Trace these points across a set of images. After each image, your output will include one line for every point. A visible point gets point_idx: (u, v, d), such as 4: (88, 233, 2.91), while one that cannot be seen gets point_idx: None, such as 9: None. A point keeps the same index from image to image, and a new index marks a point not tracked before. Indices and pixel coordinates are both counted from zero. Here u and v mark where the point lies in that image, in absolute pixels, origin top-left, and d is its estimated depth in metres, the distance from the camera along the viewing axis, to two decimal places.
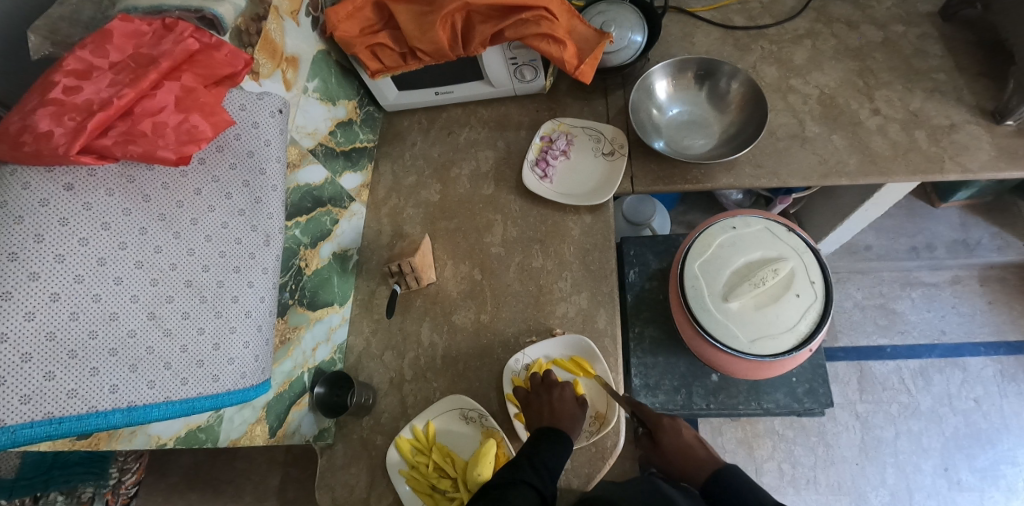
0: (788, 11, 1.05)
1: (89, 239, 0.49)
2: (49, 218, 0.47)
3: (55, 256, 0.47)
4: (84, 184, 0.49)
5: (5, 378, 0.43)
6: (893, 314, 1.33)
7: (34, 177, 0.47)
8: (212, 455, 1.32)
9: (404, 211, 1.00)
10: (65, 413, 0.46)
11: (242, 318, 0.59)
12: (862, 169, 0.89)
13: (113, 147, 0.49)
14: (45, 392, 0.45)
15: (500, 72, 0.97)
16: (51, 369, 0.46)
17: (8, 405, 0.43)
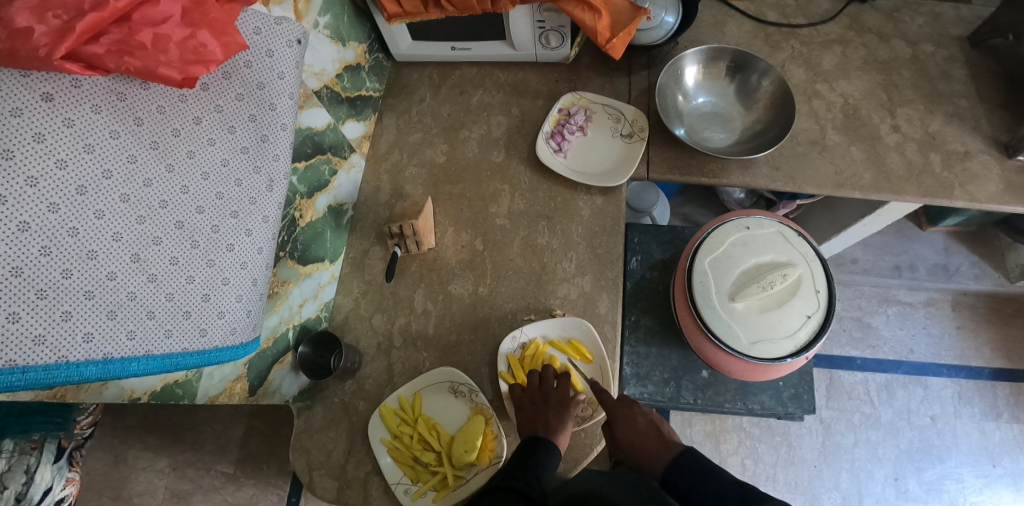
0: (821, 14, 1.02)
1: (68, 161, 0.41)
2: (20, 131, 0.39)
3: (27, 178, 0.39)
4: (66, 96, 0.41)
5: None
6: (867, 328, 1.36)
7: (3, 79, 0.39)
8: None
9: (406, 170, 0.94)
10: (30, 362, 0.39)
11: (237, 269, 0.53)
12: (876, 185, 0.89)
13: (106, 57, 0.41)
14: (7, 336, 0.38)
15: (525, 35, 0.91)
16: (15, 311, 0.38)
17: None
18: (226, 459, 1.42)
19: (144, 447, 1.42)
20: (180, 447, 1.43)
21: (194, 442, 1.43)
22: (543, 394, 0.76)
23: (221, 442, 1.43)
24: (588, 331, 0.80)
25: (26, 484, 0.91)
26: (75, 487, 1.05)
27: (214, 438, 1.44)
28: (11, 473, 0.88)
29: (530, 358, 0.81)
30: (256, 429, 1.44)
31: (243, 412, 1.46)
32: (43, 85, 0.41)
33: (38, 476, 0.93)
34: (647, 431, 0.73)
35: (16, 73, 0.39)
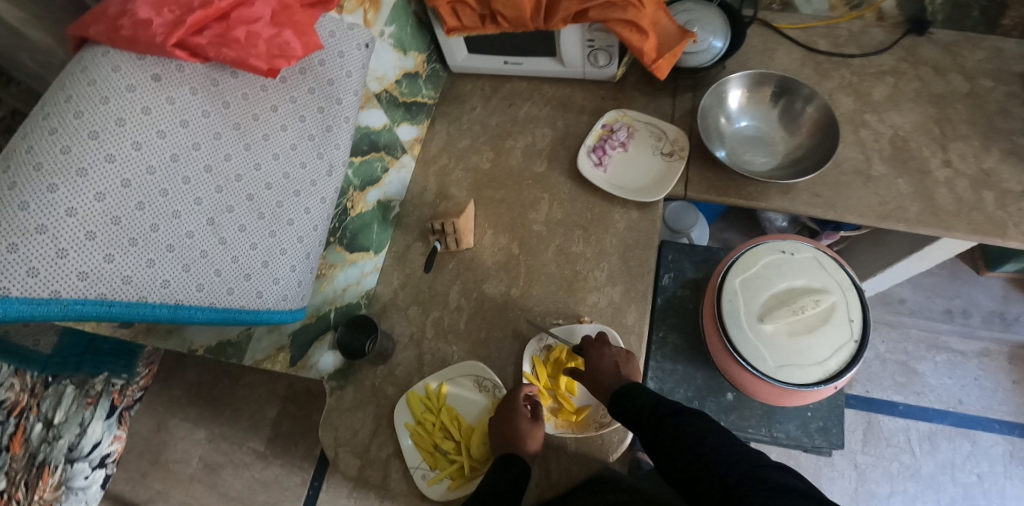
0: (877, 44, 1.01)
1: (166, 133, 0.47)
2: (132, 105, 0.46)
3: (133, 143, 0.45)
4: (171, 78, 0.48)
5: (69, 252, 0.42)
6: (912, 374, 1.30)
7: (125, 62, 0.46)
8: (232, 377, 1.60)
9: (452, 173, 0.99)
10: (116, 296, 0.45)
11: (293, 242, 0.58)
12: (921, 219, 0.87)
13: (207, 48, 0.48)
14: (102, 272, 0.44)
15: (574, 53, 0.96)
16: (110, 253, 0.44)
17: (66, 276, 0.42)
18: (259, 436, 1.54)
19: (185, 417, 1.58)
20: (218, 421, 1.57)
21: (230, 418, 1.57)
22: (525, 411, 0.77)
23: (254, 421, 1.56)
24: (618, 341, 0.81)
25: (78, 434, 1.20)
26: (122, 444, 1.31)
27: (249, 416, 1.56)
28: (66, 422, 1.19)
29: (555, 357, 0.83)
30: (288, 412, 1.55)
31: (278, 395, 1.57)
32: (154, 68, 0.47)
33: (90, 429, 1.22)
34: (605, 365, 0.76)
35: (135, 58, 0.47)
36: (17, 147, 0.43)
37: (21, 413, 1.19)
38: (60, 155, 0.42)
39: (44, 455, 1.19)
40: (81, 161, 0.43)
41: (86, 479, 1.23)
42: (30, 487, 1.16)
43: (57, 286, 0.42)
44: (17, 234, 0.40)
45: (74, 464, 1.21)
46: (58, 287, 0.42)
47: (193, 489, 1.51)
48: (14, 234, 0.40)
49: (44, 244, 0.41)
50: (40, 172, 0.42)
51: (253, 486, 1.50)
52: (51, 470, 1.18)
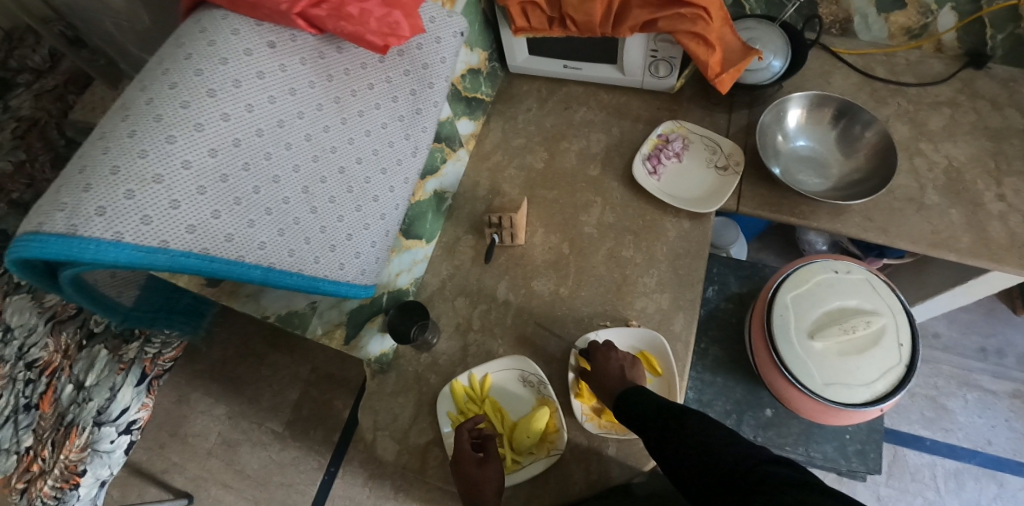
0: (934, 74, 1.02)
1: (276, 98, 0.46)
2: (248, 68, 0.45)
3: (246, 105, 0.45)
4: (284, 47, 0.48)
5: (180, 203, 0.41)
6: (942, 409, 1.29)
7: (243, 26, 0.47)
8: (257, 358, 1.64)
9: (505, 170, 1.01)
10: (218, 253, 0.43)
11: (377, 218, 0.56)
12: (973, 250, 0.87)
13: (325, 19, 0.48)
14: (208, 228, 0.42)
15: (636, 62, 0.97)
16: (217, 209, 0.43)
17: (174, 229, 0.41)
18: (279, 418, 1.57)
19: (208, 392, 1.62)
20: (239, 399, 1.60)
21: (251, 397, 1.60)
22: (471, 454, 0.76)
23: (275, 401, 1.59)
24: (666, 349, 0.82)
25: (109, 398, 1.24)
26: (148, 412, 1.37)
27: (271, 397, 1.59)
28: (98, 387, 1.23)
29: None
30: (310, 396, 1.58)
31: (301, 378, 1.60)
32: (269, 36, 0.47)
33: (120, 394, 1.26)
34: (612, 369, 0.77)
35: (253, 24, 0.47)
36: (138, 100, 0.43)
37: (54, 372, 1.24)
38: (179, 110, 0.42)
39: (73, 416, 1.23)
40: (197, 116, 0.42)
41: (112, 443, 1.27)
42: (59, 446, 1.20)
43: (165, 237, 0.40)
44: (135, 181, 0.39)
45: (101, 428, 1.24)
46: (167, 238, 0.41)
47: (210, 464, 1.54)
48: (132, 181, 0.39)
49: (157, 194, 0.40)
50: (160, 124, 0.41)
51: (269, 466, 1.52)
52: (78, 432, 1.21)
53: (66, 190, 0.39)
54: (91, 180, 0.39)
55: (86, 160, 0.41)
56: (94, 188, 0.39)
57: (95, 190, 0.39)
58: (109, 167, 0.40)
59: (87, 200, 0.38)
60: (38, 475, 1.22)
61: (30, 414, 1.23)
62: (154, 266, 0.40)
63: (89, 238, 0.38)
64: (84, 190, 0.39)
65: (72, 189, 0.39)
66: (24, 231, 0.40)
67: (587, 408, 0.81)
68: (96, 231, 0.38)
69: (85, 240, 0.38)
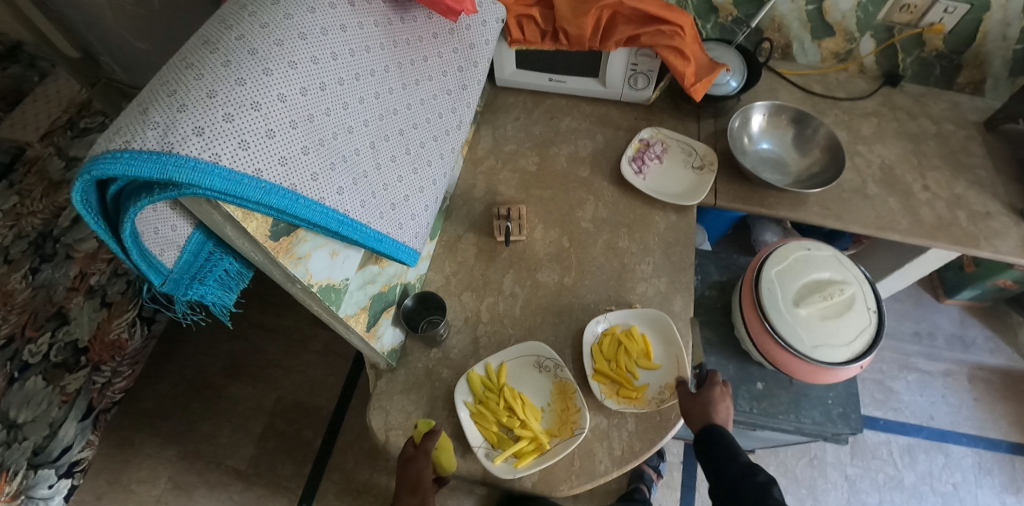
0: (860, 91, 1.20)
1: (355, 52, 0.49)
2: (333, 20, 0.48)
3: (332, 52, 0.47)
4: (360, 7, 0.51)
5: (275, 134, 0.41)
6: (889, 391, 1.43)
7: None
8: (219, 389, 1.53)
9: (499, 173, 1.05)
10: (304, 191, 0.43)
11: (429, 183, 0.59)
12: (911, 230, 1.02)
13: None
14: (297, 163, 0.43)
15: (617, 75, 1.07)
16: (305, 146, 0.44)
17: (268, 159, 0.41)
18: (240, 455, 1.45)
19: (153, 433, 1.47)
20: (193, 438, 1.47)
21: (208, 434, 1.47)
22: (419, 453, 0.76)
23: (236, 437, 1.47)
24: (670, 330, 0.87)
25: (48, 436, 1.14)
26: (92, 448, 1.29)
27: (230, 433, 1.47)
28: (35, 424, 1.12)
29: (612, 338, 0.87)
30: (275, 428, 1.48)
31: (266, 409, 1.50)
32: None
33: (61, 431, 1.17)
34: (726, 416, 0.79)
35: None
36: (224, 35, 0.43)
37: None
38: (273, 47, 0.43)
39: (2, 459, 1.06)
40: (290, 55, 0.44)
41: (50, 488, 1.18)
42: None
43: (259, 165, 0.40)
44: (233, 106, 0.39)
45: (39, 471, 1.15)
46: (260, 167, 0.40)
47: None
48: (230, 106, 0.39)
49: (254, 121, 0.40)
50: (255, 57, 0.42)
51: None
52: (9, 478, 1.07)
53: (156, 111, 0.38)
54: (186, 101, 0.39)
55: (174, 86, 0.40)
56: (189, 109, 0.38)
57: (190, 111, 0.38)
58: (205, 91, 0.39)
59: (183, 120, 0.38)
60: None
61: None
62: (246, 194, 0.39)
63: (187, 156, 0.37)
64: (178, 110, 0.38)
65: (163, 110, 0.38)
66: (101, 153, 0.38)
67: (605, 387, 0.83)
68: (193, 150, 0.37)
69: (182, 158, 0.37)
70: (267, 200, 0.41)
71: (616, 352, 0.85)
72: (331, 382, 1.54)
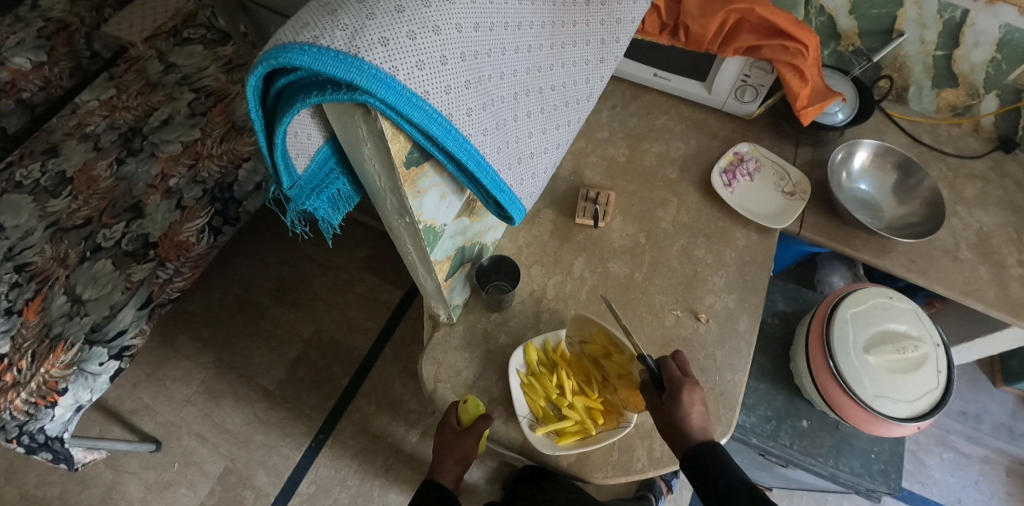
0: (970, 150, 1.15)
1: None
2: None
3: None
4: None
5: (445, 63, 0.43)
6: (921, 463, 1.39)
7: None
8: (260, 309, 1.58)
9: (588, 157, 1.05)
10: (455, 124, 0.45)
11: (551, 146, 0.59)
12: (997, 303, 0.97)
13: None
14: (456, 94, 0.44)
15: (725, 84, 1.05)
16: (467, 81, 0.45)
17: (435, 85, 0.42)
18: (270, 375, 1.50)
19: (195, 337, 1.54)
20: (229, 350, 1.53)
21: (244, 349, 1.53)
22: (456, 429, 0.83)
23: (269, 358, 1.52)
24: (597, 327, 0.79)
25: (106, 316, 1.17)
26: (144, 335, 1.25)
27: (264, 353, 1.53)
28: (98, 304, 1.17)
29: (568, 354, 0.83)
30: (307, 358, 1.52)
31: (302, 338, 1.55)
32: None
33: (119, 314, 1.18)
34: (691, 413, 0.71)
35: None
36: None
37: (47, 280, 1.17)
38: None
39: (61, 329, 1.14)
40: None
41: (100, 366, 1.17)
42: (38, 359, 1.10)
43: (427, 88, 0.42)
44: (417, 25, 0.41)
45: (93, 347, 1.15)
46: (427, 91, 0.42)
47: (186, 412, 1.44)
48: (414, 24, 0.40)
49: (431, 45, 0.42)
50: None
51: (251, 424, 1.43)
52: (65, 347, 1.13)
53: (346, 13, 0.39)
54: (376, 10, 0.39)
55: None
56: (378, 18, 0.39)
57: (379, 20, 0.39)
58: (394, 4, 0.40)
59: (372, 27, 0.39)
60: (8, 387, 1.07)
61: (10, 319, 1.12)
62: (411, 113, 0.41)
63: (370, 63, 0.38)
64: (368, 16, 0.39)
65: (353, 13, 0.39)
66: (288, 43, 0.39)
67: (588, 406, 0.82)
68: (376, 59, 0.38)
69: (365, 64, 0.38)
70: (425, 123, 0.43)
71: (583, 362, 0.83)
72: (366, 327, 1.57)
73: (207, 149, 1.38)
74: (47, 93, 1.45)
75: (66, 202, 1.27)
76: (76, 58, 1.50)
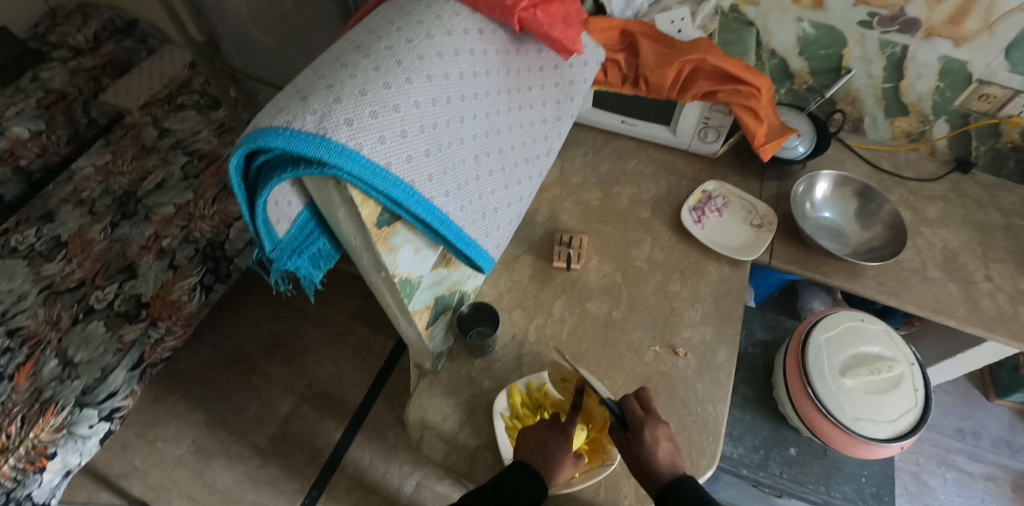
0: (929, 173, 1.20)
1: (477, 74, 0.55)
2: (464, 45, 0.54)
3: (460, 71, 0.53)
4: (487, 35, 0.57)
5: (406, 135, 0.48)
6: (924, 484, 1.37)
7: (461, 12, 0.56)
8: (254, 366, 1.60)
9: (563, 203, 1.10)
10: (419, 188, 0.49)
11: (515, 200, 0.64)
12: (968, 318, 1.00)
13: (532, 23, 0.59)
14: (418, 162, 0.49)
15: (688, 126, 1.11)
16: (427, 150, 0.50)
17: (397, 156, 0.47)
18: (263, 431, 1.50)
19: (187, 396, 1.55)
20: (222, 408, 1.54)
21: (236, 407, 1.54)
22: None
23: (263, 413, 1.53)
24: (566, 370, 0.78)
25: (98, 379, 1.20)
26: (134, 399, 1.29)
27: (256, 409, 1.54)
28: (89, 365, 1.20)
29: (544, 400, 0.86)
30: (301, 412, 1.53)
31: (295, 392, 1.56)
32: (479, 24, 0.57)
33: (110, 376, 1.22)
34: (659, 449, 0.74)
35: (469, 12, 0.57)
36: (376, 45, 0.50)
37: (39, 344, 1.20)
38: (415, 60, 0.50)
39: (52, 392, 1.16)
40: (427, 69, 0.50)
41: (90, 429, 1.20)
42: (28, 423, 1.11)
43: (390, 159, 0.47)
44: (378, 106, 0.46)
45: (83, 410, 1.18)
46: (390, 161, 0.46)
47: (177, 473, 1.44)
48: (376, 105, 0.46)
49: (392, 121, 0.46)
50: (400, 67, 0.48)
51: (244, 483, 1.43)
52: (55, 410, 1.14)
53: (316, 99, 0.45)
54: (341, 95, 0.45)
55: (329, 81, 0.47)
56: (343, 102, 0.45)
57: (344, 104, 0.45)
58: (358, 89, 0.46)
59: (338, 111, 0.44)
60: None
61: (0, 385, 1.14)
62: (376, 182, 0.46)
63: (336, 142, 0.43)
64: (335, 101, 0.45)
65: (322, 99, 0.45)
66: (264, 128, 0.44)
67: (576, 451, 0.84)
68: (342, 137, 0.43)
69: (332, 143, 0.43)
70: (390, 190, 0.47)
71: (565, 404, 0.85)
72: (360, 377, 1.59)
73: (199, 210, 1.44)
74: (44, 160, 1.53)
75: (60, 266, 1.32)
76: (73, 126, 1.60)
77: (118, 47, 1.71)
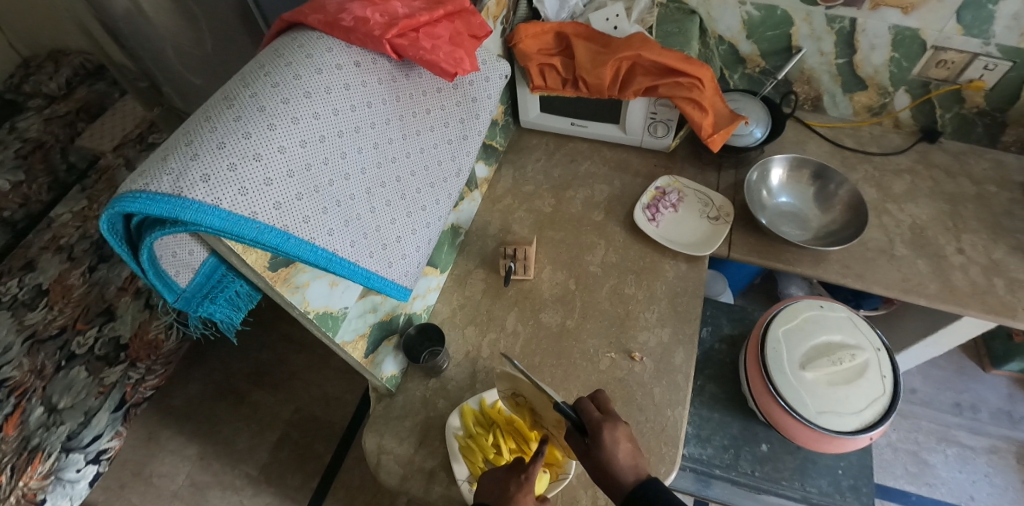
0: (894, 146, 1.16)
1: (357, 107, 0.55)
2: (338, 80, 0.53)
3: (334, 108, 0.52)
4: (367, 66, 0.57)
5: (273, 181, 0.47)
6: (924, 464, 1.33)
7: (335, 46, 0.55)
8: (243, 395, 1.62)
9: (515, 213, 1.08)
10: (295, 232, 0.48)
11: (421, 226, 0.63)
12: (940, 295, 0.96)
13: (408, 49, 0.57)
14: (291, 207, 0.48)
15: (637, 123, 1.09)
16: (300, 193, 0.49)
17: (263, 204, 0.46)
18: (254, 460, 1.51)
19: (180, 431, 1.57)
20: (213, 440, 1.55)
21: (227, 438, 1.55)
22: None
23: (254, 442, 1.54)
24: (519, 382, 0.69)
25: (82, 423, 1.23)
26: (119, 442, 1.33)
27: (247, 438, 1.55)
28: (72, 410, 1.22)
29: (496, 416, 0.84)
30: (290, 438, 1.54)
31: (283, 419, 1.57)
32: (356, 56, 0.56)
33: (94, 420, 1.25)
34: (620, 454, 0.67)
35: (344, 46, 0.56)
36: (241, 93, 0.49)
37: (25, 393, 1.18)
38: (280, 104, 0.49)
39: (39, 440, 1.17)
40: (294, 111, 0.49)
41: (77, 473, 1.24)
42: (17, 472, 1.13)
43: (256, 208, 0.46)
44: (238, 157, 0.45)
45: (69, 455, 1.21)
46: (256, 211, 0.46)
47: None
48: (235, 156, 0.45)
49: (255, 170, 0.46)
50: (263, 113, 0.48)
51: None
52: (42, 457, 1.16)
53: (174, 158, 0.44)
54: (199, 151, 0.44)
55: (189, 136, 0.46)
56: (200, 158, 0.44)
57: (201, 160, 0.44)
58: (216, 142, 0.45)
59: (194, 167, 0.44)
60: None
61: None
62: (242, 233, 0.45)
63: (192, 199, 0.42)
64: (191, 158, 0.44)
65: (179, 157, 0.44)
66: (124, 192, 0.44)
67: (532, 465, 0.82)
68: (198, 194, 0.43)
69: (187, 201, 0.42)
70: (261, 238, 0.46)
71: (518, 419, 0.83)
72: (346, 399, 1.59)
73: None
74: (27, 210, 1.51)
75: (42, 313, 1.29)
76: (53, 173, 1.58)
77: (90, 91, 1.76)
